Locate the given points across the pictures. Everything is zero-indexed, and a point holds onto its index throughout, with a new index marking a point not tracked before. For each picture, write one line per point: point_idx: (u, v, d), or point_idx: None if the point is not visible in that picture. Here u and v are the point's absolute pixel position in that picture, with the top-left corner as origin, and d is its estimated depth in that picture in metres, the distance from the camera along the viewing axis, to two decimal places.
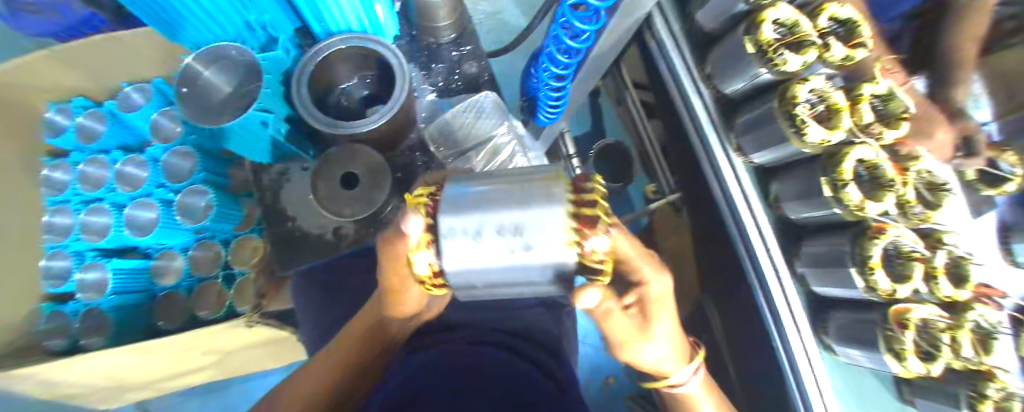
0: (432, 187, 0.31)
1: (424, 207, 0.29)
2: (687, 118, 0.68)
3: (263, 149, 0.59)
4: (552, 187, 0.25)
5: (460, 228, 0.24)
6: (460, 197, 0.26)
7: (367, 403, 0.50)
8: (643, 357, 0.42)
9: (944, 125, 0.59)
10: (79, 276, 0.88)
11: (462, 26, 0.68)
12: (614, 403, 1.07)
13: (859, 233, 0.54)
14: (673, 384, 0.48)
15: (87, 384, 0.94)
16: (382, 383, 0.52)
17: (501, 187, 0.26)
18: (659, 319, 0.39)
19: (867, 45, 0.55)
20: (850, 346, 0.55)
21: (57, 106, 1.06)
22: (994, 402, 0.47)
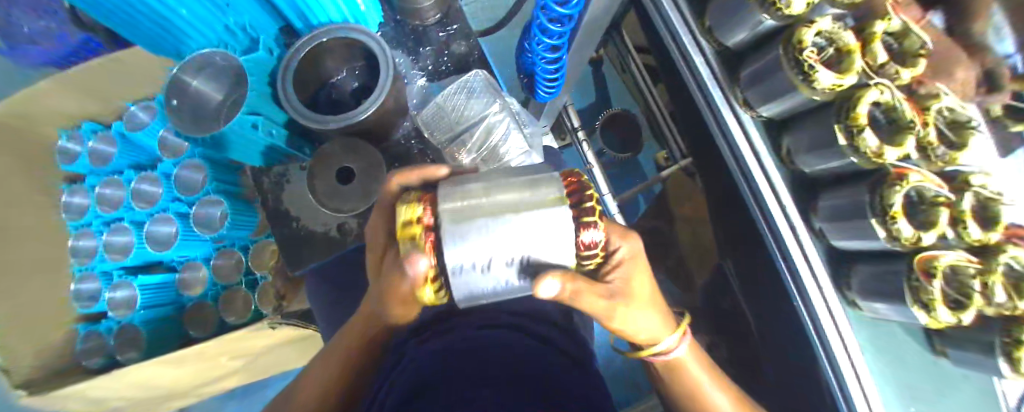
0: (418, 214, 0.35)
1: (418, 237, 0.35)
2: (689, 78, 0.65)
3: (257, 151, 0.59)
4: (547, 196, 0.35)
5: (478, 232, 0.33)
6: (475, 208, 0.34)
7: (386, 393, 0.50)
8: (631, 325, 0.46)
9: (966, 60, 0.55)
10: (109, 295, 0.90)
11: (447, 5, 0.66)
12: (638, 374, 1.08)
13: (877, 181, 0.51)
14: (662, 352, 0.49)
15: (127, 397, 0.97)
16: (400, 373, 0.52)
17: (507, 199, 0.35)
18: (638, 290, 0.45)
19: None
20: (875, 301, 0.54)
21: (67, 133, 1.05)
22: None
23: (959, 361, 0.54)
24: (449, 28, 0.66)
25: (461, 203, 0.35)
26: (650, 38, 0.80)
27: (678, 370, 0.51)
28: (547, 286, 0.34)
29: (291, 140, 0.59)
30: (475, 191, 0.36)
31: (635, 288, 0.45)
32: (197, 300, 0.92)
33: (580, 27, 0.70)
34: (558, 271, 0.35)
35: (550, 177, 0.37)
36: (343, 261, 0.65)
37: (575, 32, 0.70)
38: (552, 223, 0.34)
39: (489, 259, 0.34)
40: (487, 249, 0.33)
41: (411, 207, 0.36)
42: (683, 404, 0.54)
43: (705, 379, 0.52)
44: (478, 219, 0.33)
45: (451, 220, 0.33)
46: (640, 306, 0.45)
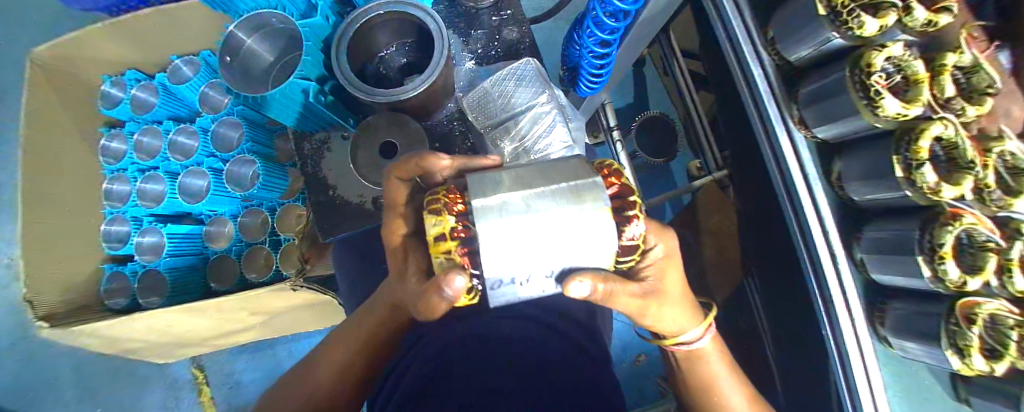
0: (449, 229, 0.37)
1: (453, 251, 0.38)
2: (744, 91, 0.62)
3: (303, 115, 0.57)
4: (594, 215, 0.35)
5: (522, 253, 0.34)
6: (521, 227, 0.34)
7: (405, 371, 0.51)
8: (663, 321, 0.47)
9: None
10: (137, 239, 0.93)
11: None
12: (643, 379, 1.09)
13: (930, 219, 0.50)
14: (686, 342, 0.49)
15: (145, 341, 1.00)
16: (422, 353, 0.53)
17: (553, 217, 0.34)
18: (669, 284, 0.46)
19: (954, 10, 0.49)
20: (906, 340, 0.53)
21: (111, 79, 1.07)
22: None
23: None
24: (502, 13, 0.65)
25: (502, 222, 0.33)
26: (705, 43, 0.77)
27: (700, 361, 0.51)
28: (577, 288, 0.36)
29: (337, 109, 0.58)
30: (515, 204, 0.34)
31: (667, 285, 0.45)
32: (220, 254, 0.93)
33: (634, 25, 0.67)
34: (588, 272, 0.38)
35: (594, 184, 0.36)
36: (373, 234, 0.65)
37: (629, 29, 0.67)
38: (596, 238, 0.35)
39: (532, 271, 0.36)
40: (530, 264, 0.35)
41: (439, 223, 0.37)
42: (694, 391, 0.53)
43: (722, 370, 0.52)
44: (522, 240, 0.34)
45: (495, 244, 0.33)
46: (672, 304, 0.46)
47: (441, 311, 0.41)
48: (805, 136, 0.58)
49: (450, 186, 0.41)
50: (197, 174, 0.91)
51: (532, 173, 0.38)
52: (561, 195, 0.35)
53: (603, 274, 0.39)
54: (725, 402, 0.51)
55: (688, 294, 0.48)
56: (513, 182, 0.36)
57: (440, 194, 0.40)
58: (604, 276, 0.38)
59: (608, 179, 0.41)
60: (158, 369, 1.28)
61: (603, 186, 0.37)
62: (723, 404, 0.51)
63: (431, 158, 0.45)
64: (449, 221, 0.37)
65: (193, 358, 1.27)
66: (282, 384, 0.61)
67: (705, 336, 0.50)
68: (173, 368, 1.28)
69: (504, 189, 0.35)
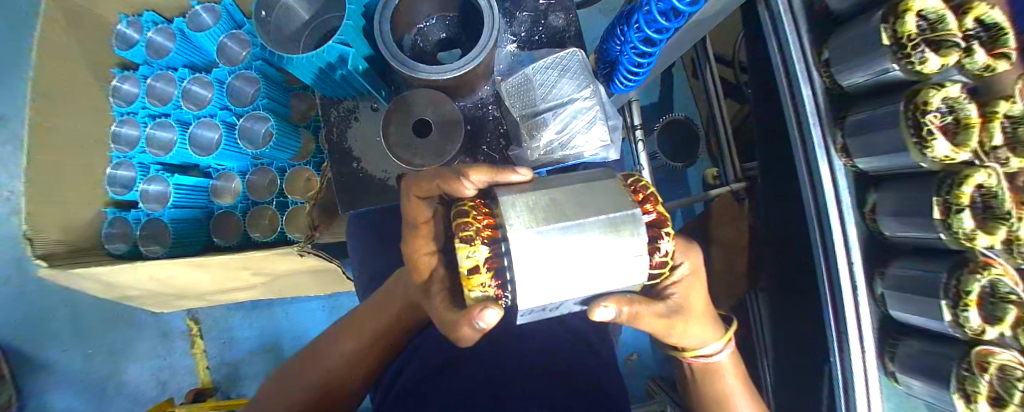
0: (482, 264, 0.35)
1: (487, 286, 0.36)
2: (789, 110, 0.60)
3: (335, 83, 0.55)
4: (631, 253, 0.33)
5: (554, 286, 0.33)
6: (555, 261, 0.32)
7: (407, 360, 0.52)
8: (687, 339, 0.46)
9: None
10: (143, 187, 0.91)
11: None
12: (636, 380, 1.11)
13: (960, 264, 0.50)
14: (707, 355, 0.49)
15: (145, 290, 0.99)
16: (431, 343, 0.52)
17: (590, 254, 0.33)
18: (695, 301, 0.45)
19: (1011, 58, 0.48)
20: (915, 379, 0.53)
21: (127, 19, 1.05)
22: None
23: None
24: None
25: (534, 251, 0.31)
26: (752, 53, 0.74)
27: (717, 373, 0.51)
28: (603, 312, 0.36)
29: (372, 80, 0.56)
30: (553, 235, 0.32)
31: (694, 302, 0.45)
32: (226, 211, 0.91)
33: (684, 28, 0.64)
34: (614, 296, 0.37)
35: (633, 216, 0.34)
36: (392, 211, 0.64)
37: (678, 31, 0.64)
38: (628, 270, 0.34)
39: (562, 300, 0.35)
40: (560, 295, 0.34)
41: (473, 255, 0.34)
42: (704, 402, 0.53)
43: (737, 387, 0.52)
44: (555, 274, 0.32)
45: (527, 275, 0.32)
46: (697, 321, 0.45)
47: (471, 340, 0.40)
48: (843, 164, 0.57)
49: (476, 201, 0.39)
50: (210, 126, 0.88)
51: (568, 196, 0.35)
52: (600, 230, 0.33)
53: (629, 296, 0.38)
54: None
55: (713, 311, 0.48)
56: (551, 207, 0.34)
57: (469, 221, 0.36)
58: (629, 299, 0.38)
59: (644, 208, 0.38)
60: (152, 319, 1.27)
61: (642, 219, 0.34)
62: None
63: (451, 176, 0.41)
64: (484, 253, 0.34)
65: (189, 310, 1.26)
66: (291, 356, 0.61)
67: (724, 351, 0.50)
68: (167, 318, 1.27)
69: (543, 219, 0.32)
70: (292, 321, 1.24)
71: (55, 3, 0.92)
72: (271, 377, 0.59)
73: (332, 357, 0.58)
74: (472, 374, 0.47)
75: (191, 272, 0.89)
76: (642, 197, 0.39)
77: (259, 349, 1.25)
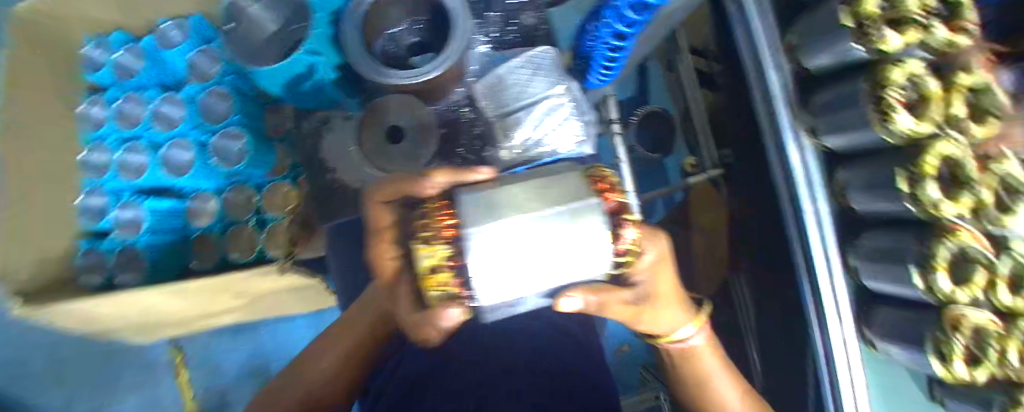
0: (444, 264, 0.31)
1: (451, 284, 0.33)
2: (757, 95, 0.62)
3: (307, 92, 0.55)
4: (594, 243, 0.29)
5: (514, 285, 0.29)
6: (512, 261, 0.28)
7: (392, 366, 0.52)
8: (658, 325, 0.46)
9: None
10: (115, 214, 0.88)
11: None
12: (630, 370, 1.11)
13: (930, 232, 0.51)
14: (681, 339, 0.49)
15: (123, 320, 0.95)
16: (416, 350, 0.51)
17: (550, 249, 0.28)
18: (663, 288, 0.44)
19: (971, 31, 0.47)
20: (892, 343, 0.55)
21: (94, 41, 1.02)
22: None
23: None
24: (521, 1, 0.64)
25: (486, 256, 0.27)
26: (722, 41, 0.76)
27: (696, 360, 0.51)
28: (568, 302, 0.35)
29: (345, 88, 0.55)
30: (507, 236, 0.27)
31: (661, 288, 0.43)
32: (202, 234, 0.89)
33: (654, 21, 0.66)
34: (581, 285, 0.35)
35: (590, 206, 0.29)
36: None
37: (648, 24, 0.65)
38: (591, 261, 0.30)
39: (523, 297, 0.31)
40: (521, 293, 0.30)
41: (432, 255, 0.31)
42: (688, 385, 0.54)
43: (717, 369, 0.52)
44: (513, 275, 0.28)
45: (482, 280, 0.28)
46: (665, 306, 0.45)
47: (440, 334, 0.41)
48: (810, 144, 0.60)
49: (442, 201, 0.34)
50: (182, 148, 0.85)
51: (524, 187, 0.29)
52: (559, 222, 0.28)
53: (595, 285, 0.37)
54: (723, 400, 0.53)
55: (682, 295, 0.47)
56: (504, 201, 0.28)
57: (429, 219, 0.33)
58: (595, 288, 0.37)
59: (607, 194, 0.31)
60: (133, 350, 1.23)
61: (601, 208, 0.29)
62: (720, 403, 0.53)
63: (420, 182, 0.41)
64: (442, 253, 0.30)
65: (171, 338, 1.22)
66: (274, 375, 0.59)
67: (698, 335, 0.50)
68: (149, 348, 1.23)
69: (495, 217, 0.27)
70: (280, 341, 1.21)
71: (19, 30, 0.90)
72: (257, 397, 0.58)
73: (318, 371, 0.57)
74: (461, 377, 0.47)
75: (170, 298, 0.86)
76: (605, 187, 0.32)
77: (246, 372, 1.22)
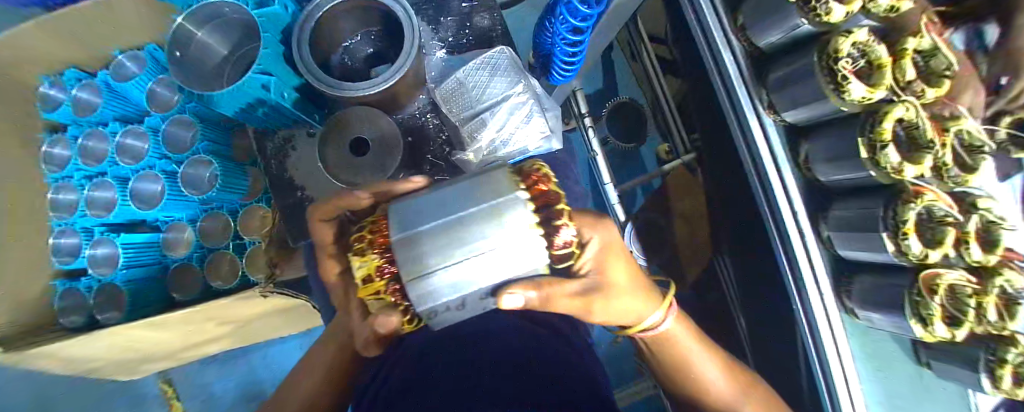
0: (375, 272, 0.39)
1: (383, 290, 0.39)
2: (715, 75, 0.63)
3: (263, 113, 0.54)
4: (520, 234, 0.35)
5: (453, 279, 0.35)
6: (446, 257, 0.34)
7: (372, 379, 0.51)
8: (618, 314, 0.48)
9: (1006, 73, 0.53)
10: (89, 252, 0.87)
11: None
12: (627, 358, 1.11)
13: (895, 196, 0.51)
14: (650, 327, 0.50)
15: (107, 359, 0.94)
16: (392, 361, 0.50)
17: (479, 243, 0.34)
18: (613, 276, 0.47)
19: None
20: (873, 312, 0.55)
21: (50, 79, 1.01)
22: (1013, 366, 0.47)
23: (942, 372, 0.55)
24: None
25: (423, 251, 0.34)
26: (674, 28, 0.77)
27: (673, 342, 0.52)
28: (510, 300, 0.37)
29: (303, 105, 0.55)
30: (439, 234, 0.34)
31: (611, 276, 0.47)
32: (182, 264, 0.88)
33: (605, 13, 0.67)
34: (523, 282, 0.38)
35: (514, 200, 0.35)
36: None
37: (601, 16, 0.67)
38: (524, 253, 0.35)
39: (468, 291, 0.36)
40: (463, 286, 0.36)
41: (364, 264, 0.39)
42: (671, 371, 0.54)
43: (693, 348, 0.52)
44: (449, 269, 0.34)
45: (423, 274, 0.34)
46: (620, 294, 0.47)
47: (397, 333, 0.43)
48: (771, 119, 0.60)
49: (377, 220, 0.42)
50: (151, 178, 0.85)
51: (455, 195, 0.36)
52: (484, 220, 0.34)
53: (538, 281, 0.39)
54: (705, 377, 0.53)
55: (640, 281, 0.49)
56: (437, 209, 0.35)
57: (365, 233, 0.41)
58: (537, 283, 0.39)
59: (534, 189, 0.37)
60: (124, 388, 1.21)
61: (525, 203, 0.35)
62: (703, 381, 0.53)
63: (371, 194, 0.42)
64: (373, 261, 0.39)
65: (161, 372, 1.20)
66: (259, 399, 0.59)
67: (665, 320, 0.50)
68: (140, 384, 1.21)
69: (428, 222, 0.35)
70: (273, 364, 1.20)
71: None
72: None
73: (303, 386, 0.57)
74: None
75: (153, 332, 0.85)
76: (537, 179, 0.38)
77: (242, 399, 1.20)
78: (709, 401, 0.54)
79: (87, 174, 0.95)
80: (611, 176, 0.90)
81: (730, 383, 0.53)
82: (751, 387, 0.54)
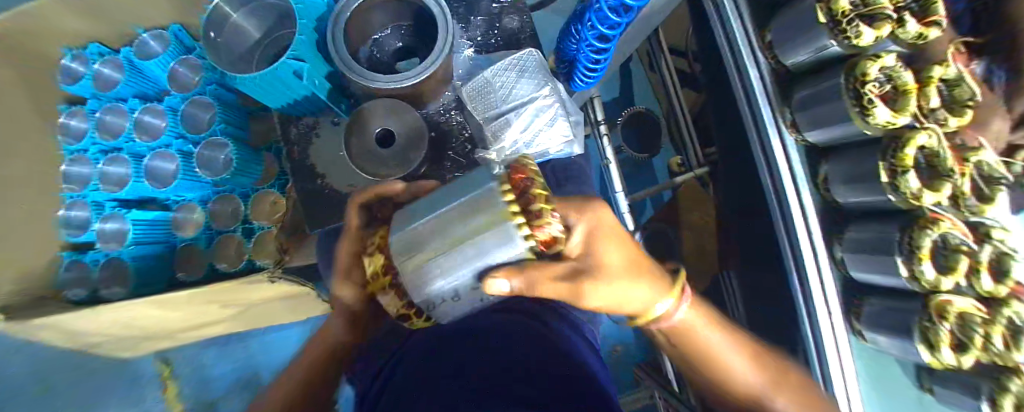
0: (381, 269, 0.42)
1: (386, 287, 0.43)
2: (739, 90, 0.63)
3: (290, 99, 0.54)
4: (498, 226, 0.33)
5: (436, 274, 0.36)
6: (427, 252, 0.35)
7: (375, 374, 0.50)
8: (617, 302, 0.44)
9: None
10: (98, 226, 0.87)
11: None
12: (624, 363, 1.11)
13: (910, 222, 0.52)
14: (666, 316, 0.49)
15: (108, 334, 0.94)
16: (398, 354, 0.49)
17: (458, 237, 0.34)
18: (608, 259, 0.42)
19: (941, 24, 0.49)
20: (879, 334, 0.56)
21: (72, 53, 0.99)
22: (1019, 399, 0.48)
23: (941, 398, 0.56)
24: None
25: (406, 248, 0.35)
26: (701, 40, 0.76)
27: (693, 332, 0.51)
28: (497, 285, 0.35)
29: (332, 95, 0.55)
30: (420, 229, 0.35)
31: (607, 259, 0.42)
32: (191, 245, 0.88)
33: (634, 22, 0.67)
34: (507, 269, 0.35)
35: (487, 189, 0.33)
36: None
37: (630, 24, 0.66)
38: (505, 245, 0.34)
39: (454, 284, 0.37)
40: (447, 279, 0.36)
41: (374, 262, 0.43)
42: (695, 366, 0.54)
43: (715, 337, 0.52)
44: (433, 264, 0.35)
45: (409, 268, 0.36)
46: (619, 277, 0.43)
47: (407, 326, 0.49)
48: (793, 138, 0.60)
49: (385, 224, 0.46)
50: (166, 157, 0.85)
51: (441, 192, 0.36)
52: (458, 211, 0.34)
53: (520, 266, 0.35)
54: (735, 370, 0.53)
55: (642, 265, 0.45)
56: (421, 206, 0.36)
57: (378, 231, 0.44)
58: (520, 267, 0.35)
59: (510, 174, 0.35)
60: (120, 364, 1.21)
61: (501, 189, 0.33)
62: (733, 374, 0.53)
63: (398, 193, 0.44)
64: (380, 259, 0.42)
65: (159, 351, 1.20)
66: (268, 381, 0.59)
67: (681, 308, 0.49)
68: (136, 362, 1.21)
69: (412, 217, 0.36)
70: (270, 350, 1.20)
71: None
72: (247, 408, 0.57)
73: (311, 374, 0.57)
74: None
75: (156, 310, 0.85)
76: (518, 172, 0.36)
77: (237, 383, 1.20)
78: (738, 394, 0.54)
79: (102, 149, 0.95)
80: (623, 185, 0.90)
81: (759, 374, 0.53)
82: (785, 382, 0.53)
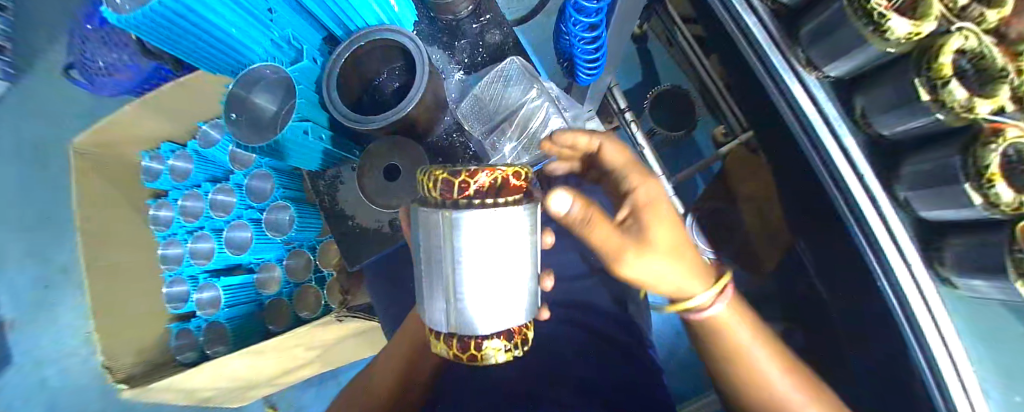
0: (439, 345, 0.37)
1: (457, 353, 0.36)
2: (740, 40, 0.60)
3: (314, 156, 0.69)
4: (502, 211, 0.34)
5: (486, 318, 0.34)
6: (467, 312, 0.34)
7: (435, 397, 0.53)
8: (647, 273, 0.42)
9: None
10: (197, 296, 1.01)
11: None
12: None
13: (972, 139, 0.44)
14: (696, 308, 0.46)
15: (216, 387, 1.03)
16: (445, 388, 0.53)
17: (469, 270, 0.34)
18: (655, 232, 0.41)
19: None
20: (974, 278, 0.48)
21: (149, 154, 1.10)
22: None
23: None
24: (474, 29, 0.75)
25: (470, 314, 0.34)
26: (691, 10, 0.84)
27: (741, 349, 0.49)
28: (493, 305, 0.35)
29: (343, 144, 0.71)
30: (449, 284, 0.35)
31: (653, 233, 0.41)
32: (180, 328, 1.03)
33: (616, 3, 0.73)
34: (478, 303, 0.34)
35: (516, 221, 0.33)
36: None
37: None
38: (509, 250, 0.33)
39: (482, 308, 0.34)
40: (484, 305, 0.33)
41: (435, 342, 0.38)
42: (720, 361, 0.51)
43: (759, 353, 0.49)
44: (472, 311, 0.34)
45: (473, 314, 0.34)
46: (653, 254, 0.41)
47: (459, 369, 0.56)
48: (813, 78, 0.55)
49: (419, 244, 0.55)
50: (195, 198, 1.06)
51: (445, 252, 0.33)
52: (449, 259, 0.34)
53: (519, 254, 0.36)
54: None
55: (693, 253, 0.44)
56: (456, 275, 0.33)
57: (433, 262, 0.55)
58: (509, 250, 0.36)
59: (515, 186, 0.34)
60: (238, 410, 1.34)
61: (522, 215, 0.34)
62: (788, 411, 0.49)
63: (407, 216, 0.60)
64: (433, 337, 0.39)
65: (265, 397, 1.32)
66: (347, 388, 0.65)
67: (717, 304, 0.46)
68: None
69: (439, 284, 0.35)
70: None
71: (81, 157, 1.03)
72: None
73: (383, 387, 0.61)
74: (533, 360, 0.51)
75: (261, 360, 0.99)
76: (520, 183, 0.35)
77: None
78: None
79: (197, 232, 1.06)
80: (663, 168, 0.94)
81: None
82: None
